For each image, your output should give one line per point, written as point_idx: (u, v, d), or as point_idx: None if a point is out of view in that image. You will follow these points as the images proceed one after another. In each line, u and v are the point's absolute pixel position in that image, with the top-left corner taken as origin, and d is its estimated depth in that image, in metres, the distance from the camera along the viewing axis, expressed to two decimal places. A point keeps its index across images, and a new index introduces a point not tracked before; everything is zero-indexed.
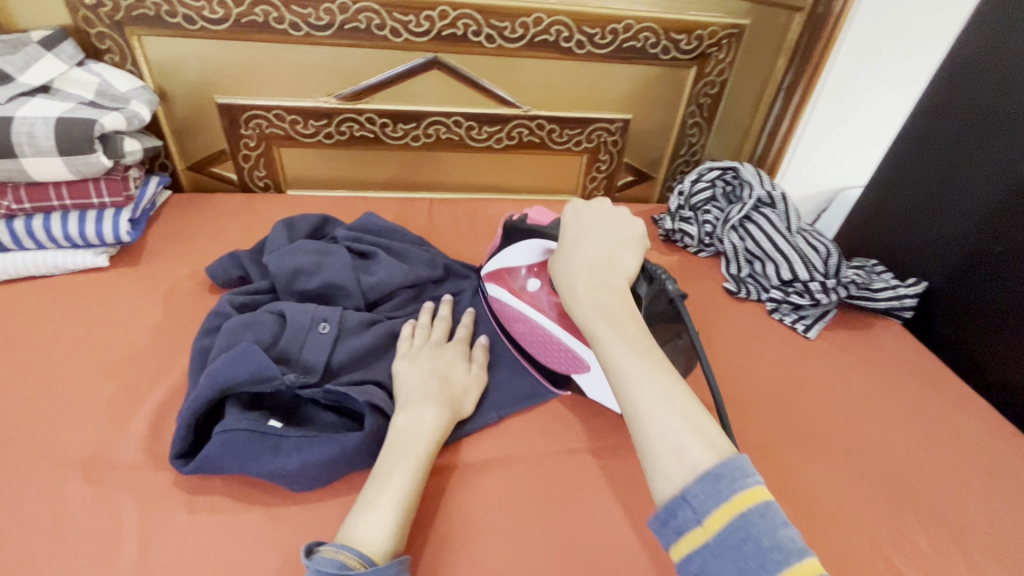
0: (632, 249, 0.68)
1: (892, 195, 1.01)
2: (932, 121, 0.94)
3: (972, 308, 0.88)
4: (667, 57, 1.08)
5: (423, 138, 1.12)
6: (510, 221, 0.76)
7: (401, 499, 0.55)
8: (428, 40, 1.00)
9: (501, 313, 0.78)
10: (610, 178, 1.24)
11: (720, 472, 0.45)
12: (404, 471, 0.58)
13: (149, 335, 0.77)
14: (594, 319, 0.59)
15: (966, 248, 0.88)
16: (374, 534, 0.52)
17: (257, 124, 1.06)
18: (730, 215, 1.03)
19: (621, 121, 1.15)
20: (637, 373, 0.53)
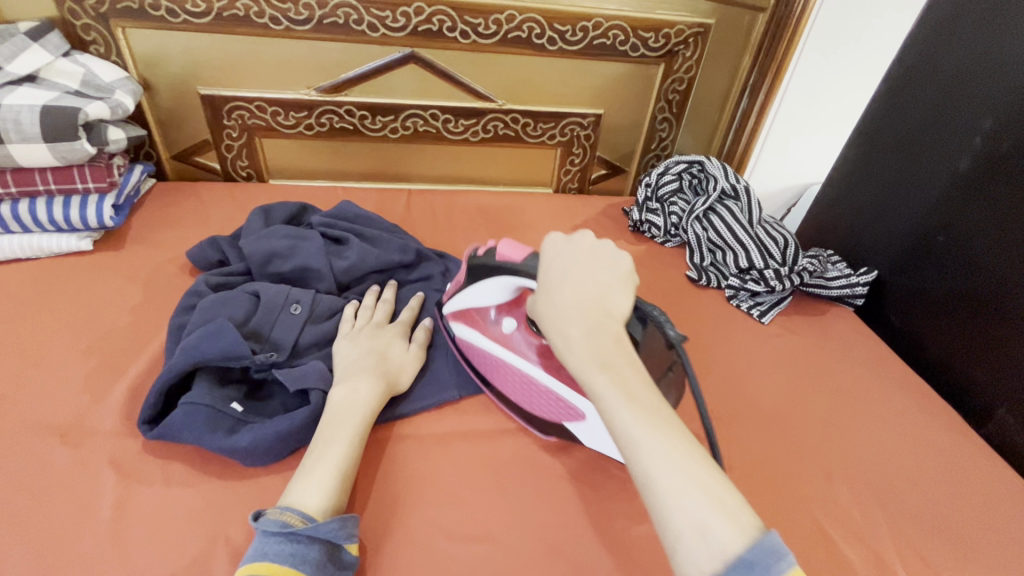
0: (624, 286, 0.60)
1: (854, 188, 1.05)
2: (895, 115, 0.96)
3: (923, 296, 0.92)
4: (636, 54, 1.11)
5: (402, 130, 1.15)
6: (474, 257, 0.70)
7: (339, 465, 0.59)
8: (404, 35, 1.03)
9: (478, 358, 0.75)
10: (584, 171, 1.28)
11: (753, 558, 0.42)
12: (340, 440, 0.61)
13: (130, 314, 0.80)
14: (593, 374, 0.52)
15: (922, 239, 0.92)
16: (313, 497, 0.56)
17: (240, 115, 1.09)
18: (694, 207, 1.08)
19: (594, 115, 1.19)
20: (646, 441, 0.48)
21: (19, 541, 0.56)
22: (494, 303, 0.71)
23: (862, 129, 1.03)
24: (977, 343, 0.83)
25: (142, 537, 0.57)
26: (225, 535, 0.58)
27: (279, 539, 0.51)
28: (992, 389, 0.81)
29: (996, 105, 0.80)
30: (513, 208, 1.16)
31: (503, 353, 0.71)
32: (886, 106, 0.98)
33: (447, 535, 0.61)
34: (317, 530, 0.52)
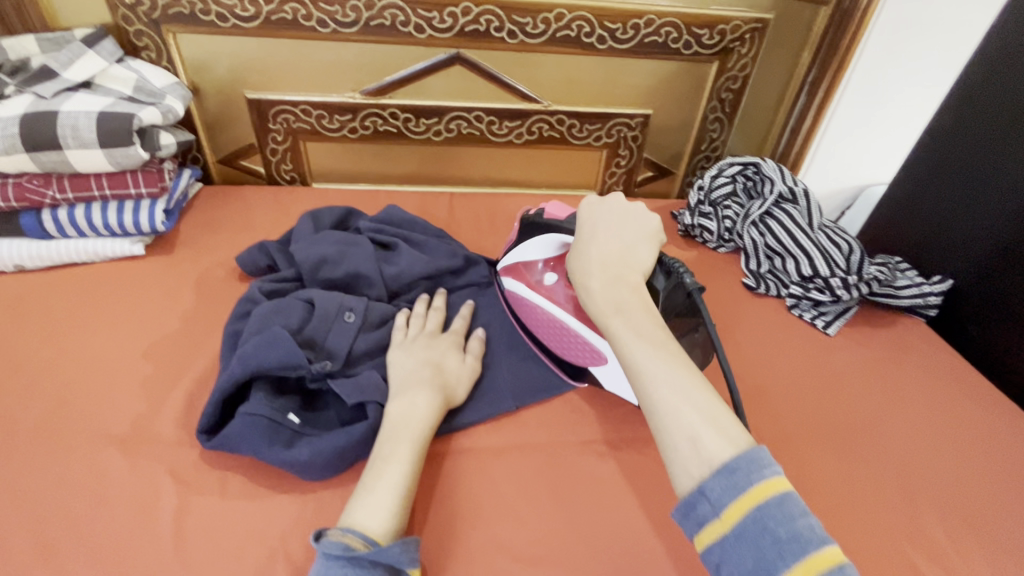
0: (649, 242, 0.68)
1: (921, 188, 0.99)
2: (966, 111, 0.91)
3: (1001, 304, 0.86)
4: (688, 52, 1.08)
5: (445, 133, 1.13)
6: (527, 215, 0.78)
7: (399, 483, 0.57)
8: (451, 36, 1.01)
9: (520, 307, 0.79)
10: (630, 173, 1.25)
11: (736, 465, 0.46)
12: (399, 456, 0.59)
13: (183, 320, 0.80)
14: (608, 318, 0.59)
15: (998, 242, 0.86)
16: (374, 517, 0.53)
17: (285, 119, 1.09)
18: (750, 211, 1.02)
19: (642, 116, 1.16)
20: (655, 369, 0.53)
21: (82, 552, 0.55)
22: (543, 256, 0.77)
23: (931, 127, 0.98)
24: None
25: (201, 551, 0.56)
26: (285, 551, 0.56)
27: (343, 563, 0.49)
28: None
29: None
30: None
31: (540, 298, 0.76)
32: (972, 87, 0.91)
33: (507, 555, 0.59)
34: (381, 553, 0.50)
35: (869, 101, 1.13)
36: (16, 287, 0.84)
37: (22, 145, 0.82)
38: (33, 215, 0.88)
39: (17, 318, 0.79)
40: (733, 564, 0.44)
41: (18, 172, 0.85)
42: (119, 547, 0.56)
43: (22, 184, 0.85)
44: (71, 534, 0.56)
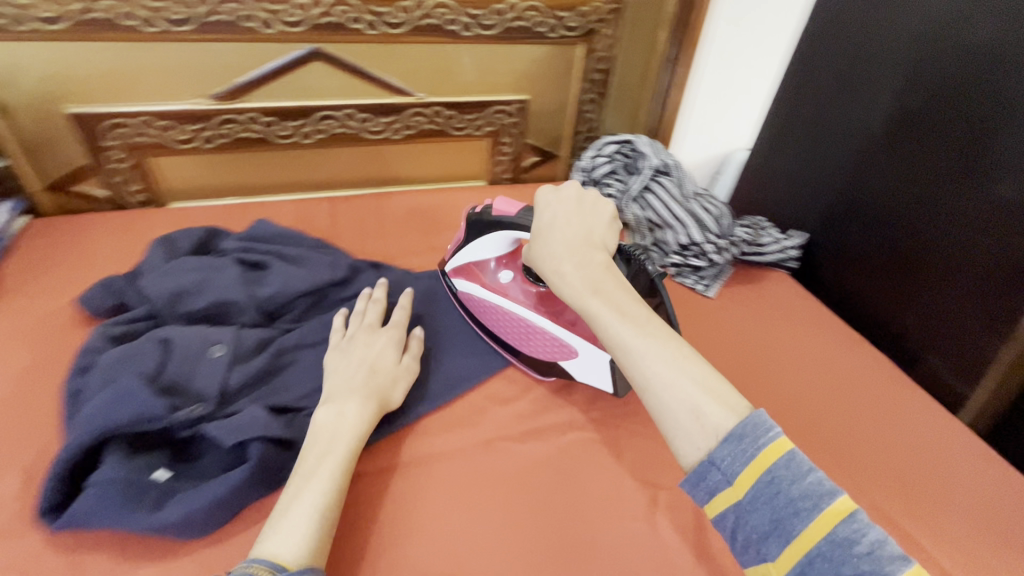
0: (611, 230, 0.67)
1: (777, 154, 1.08)
2: (808, 79, 0.99)
3: (852, 256, 0.97)
4: (555, 35, 1.08)
5: (314, 133, 1.05)
6: (471, 214, 0.76)
7: (321, 504, 0.54)
8: (303, 30, 0.94)
9: (474, 304, 0.81)
10: (516, 159, 1.24)
11: (742, 432, 0.46)
12: (331, 465, 0.57)
13: (14, 381, 0.69)
14: (587, 301, 0.58)
15: (843, 198, 0.96)
16: (288, 541, 0.50)
17: (122, 133, 0.96)
18: (630, 186, 1.03)
19: (518, 102, 1.15)
20: (642, 348, 0.53)
21: None
22: (493, 254, 0.79)
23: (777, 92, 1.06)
24: (904, 302, 0.89)
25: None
26: None
27: None
28: (926, 342, 0.87)
29: (896, 61, 0.85)
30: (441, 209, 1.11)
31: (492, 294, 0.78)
32: (806, 52, 0.99)
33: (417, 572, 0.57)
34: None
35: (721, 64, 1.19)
36: None
37: None
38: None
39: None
40: (749, 527, 0.46)
41: None
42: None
43: None
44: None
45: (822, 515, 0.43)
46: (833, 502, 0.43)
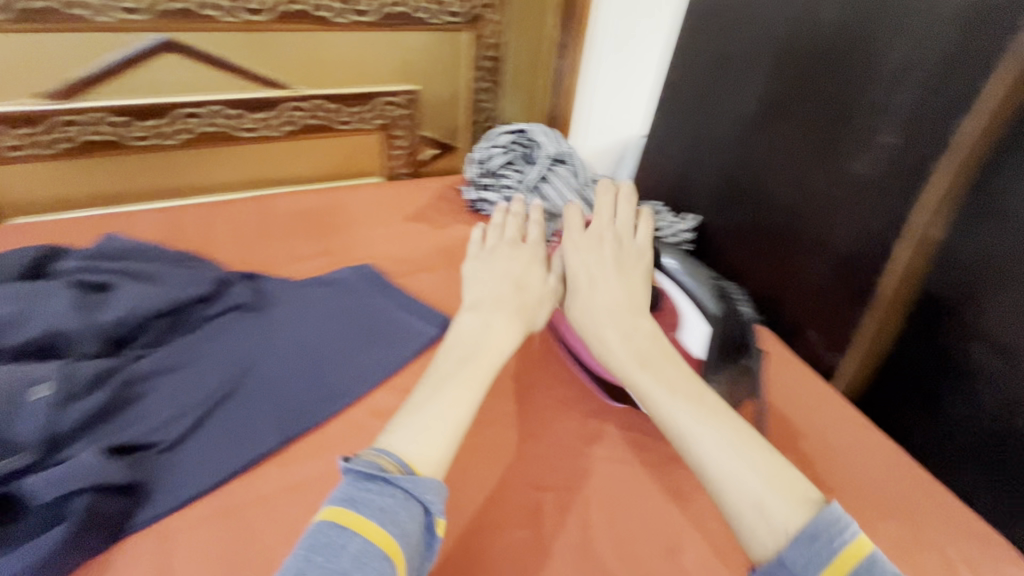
0: (642, 260, 0.93)
1: (671, 141, 1.35)
2: (681, 86, 1.29)
3: (734, 229, 1.22)
4: (443, 21, 1.49)
5: (269, 121, 1.44)
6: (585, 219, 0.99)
7: (732, 442, 0.66)
8: (268, 16, 1.31)
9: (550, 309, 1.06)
10: (411, 153, 1.66)
11: (816, 531, 0.56)
12: (699, 437, 0.67)
13: None
14: (636, 374, 0.76)
15: (729, 178, 1.21)
16: (711, 452, 0.66)
17: (79, 129, 1.29)
18: (526, 178, 1.36)
19: (409, 91, 1.56)
20: (699, 433, 0.68)
21: None
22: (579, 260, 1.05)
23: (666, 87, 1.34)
24: (783, 262, 1.12)
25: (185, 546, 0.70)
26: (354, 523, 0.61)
27: (375, 479, 0.60)
28: (794, 315, 1.13)
29: (770, 38, 1.08)
30: (339, 210, 1.36)
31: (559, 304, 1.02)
32: (678, 82, 1.30)
33: None
34: (781, 567, 0.57)
35: (615, 59, 1.62)
36: None
37: None
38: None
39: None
40: None
41: None
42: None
43: None
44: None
45: (836, 552, 0.55)
46: (843, 535, 0.56)
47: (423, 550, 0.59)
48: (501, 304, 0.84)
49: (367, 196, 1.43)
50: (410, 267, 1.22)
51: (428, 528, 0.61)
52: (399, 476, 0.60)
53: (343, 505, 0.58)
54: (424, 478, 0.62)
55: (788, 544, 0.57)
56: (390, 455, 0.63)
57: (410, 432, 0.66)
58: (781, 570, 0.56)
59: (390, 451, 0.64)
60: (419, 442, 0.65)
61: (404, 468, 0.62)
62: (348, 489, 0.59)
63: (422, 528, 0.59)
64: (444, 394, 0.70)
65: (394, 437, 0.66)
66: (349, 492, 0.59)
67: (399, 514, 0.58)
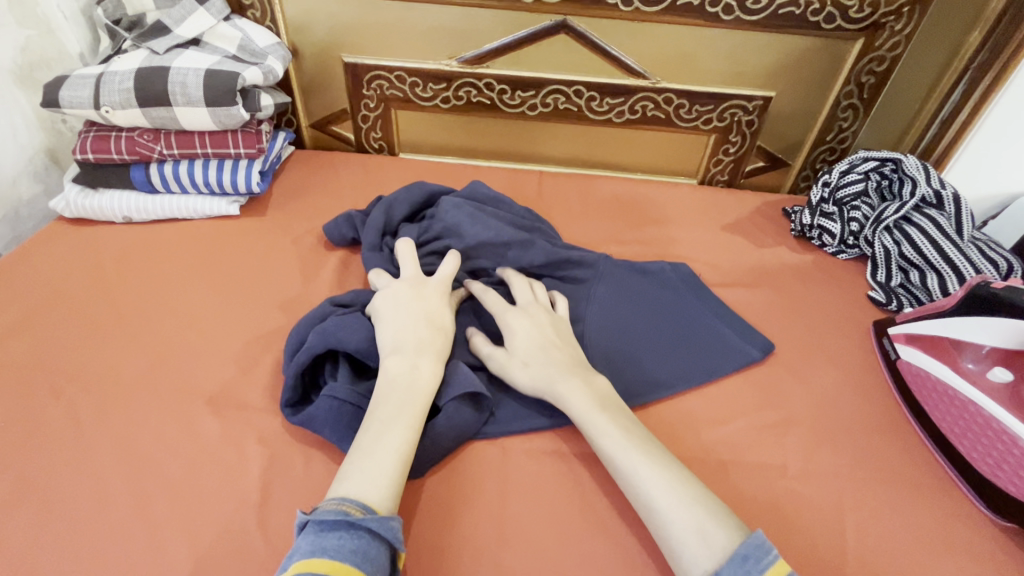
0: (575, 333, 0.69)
1: None
2: None
3: None
4: (830, 26, 0.92)
5: (541, 107, 1.06)
6: (984, 284, 0.63)
7: (671, 480, 0.51)
8: (559, 1, 0.93)
9: (924, 390, 0.66)
10: (738, 162, 1.10)
11: (746, 553, 0.44)
12: (636, 467, 0.52)
13: (278, 284, 0.80)
14: (598, 415, 0.57)
15: None
16: (680, 508, 0.49)
17: (379, 86, 1.06)
18: (884, 214, 0.90)
19: (762, 98, 1.01)
20: (655, 477, 0.52)
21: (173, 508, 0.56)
22: (997, 343, 0.63)
23: None
24: None
25: (285, 493, 0.57)
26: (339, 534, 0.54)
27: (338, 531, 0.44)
28: None
29: None
30: (657, 198, 1.05)
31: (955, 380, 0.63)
32: None
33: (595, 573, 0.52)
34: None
35: None
36: (119, 239, 0.87)
37: (137, 100, 0.84)
38: (109, 171, 0.90)
39: (37, 279, 0.79)
40: None
41: (130, 127, 0.88)
42: (115, 521, 0.55)
43: (98, 135, 0.87)
44: (42, 515, 0.55)
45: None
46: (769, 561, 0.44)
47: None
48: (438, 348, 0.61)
49: (684, 187, 1.08)
50: (709, 279, 0.87)
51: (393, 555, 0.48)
52: (372, 515, 0.46)
53: (324, 557, 0.43)
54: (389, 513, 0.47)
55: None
56: (352, 499, 0.47)
57: (362, 461, 0.50)
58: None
59: (351, 495, 0.47)
60: (383, 481, 0.49)
61: (373, 507, 0.46)
62: (311, 544, 0.44)
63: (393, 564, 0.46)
64: (383, 434, 0.52)
65: (344, 476, 0.49)
66: (318, 545, 0.44)
67: (371, 552, 0.44)
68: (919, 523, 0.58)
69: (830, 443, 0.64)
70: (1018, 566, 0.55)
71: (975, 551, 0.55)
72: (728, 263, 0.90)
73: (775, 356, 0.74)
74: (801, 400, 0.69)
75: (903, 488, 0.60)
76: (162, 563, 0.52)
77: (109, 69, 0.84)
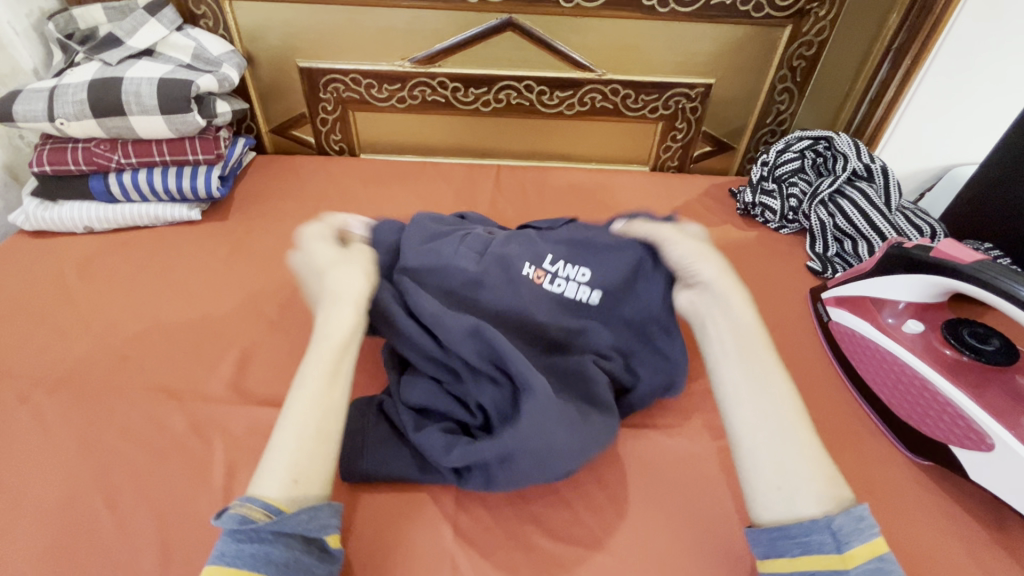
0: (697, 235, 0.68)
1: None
2: None
3: None
4: (759, 15, 0.97)
5: (494, 103, 1.10)
6: (896, 247, 0.68)
7: (802, 447, 0.49)
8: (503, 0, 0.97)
9: (855, 349, 0.70)
10: (686, 148, 1.15)
11: (860, 514, 0.45)
12: (770, 408, 0.51)
13: (240, 284, 0.83)
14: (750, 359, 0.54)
15: None
16: (803, 479, 0.48)
17: (335, 89, 1.09)
18: (819, 189, 0.96)
19: (703, 86, 1.06)
20: (771, 422, 0.51)
21: (140, 497, 0.58)
22: (911, 298, 0.67)
23: None
24: None
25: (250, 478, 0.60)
26: None
27: (239, 536, 0.45)
28: None
29: None
30: (610, 185, 1.09)
31: (881, 336, 0.67)
32: None
33: (546, 530, 0.56)
34: (805, 533, 0.45)
35: (976, 39, 0.97)
36: (80, 250, 0.88)
37: (90, 111, 0.85)
38: (67, 182, 0.91)
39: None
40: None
41: (87, 138, 0.89)
42: (84, 513, 0.57)
43: (54, 148, 0.88)
44: (9, 512, 0.57)
45: (867, 543, 0.45)
46: (879, 534, 0.45)
47: (322, 569, 0.47)
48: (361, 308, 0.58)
49: (635, 174, 1.13)
50: None
51: (316, 545, 0.48)
52: (268, 521, 0.45)
53: (220, 563, 0.44)
54: (291, 512, 0.46)
55: (824, 518, 0.46)
56: (253, 500, 0.46)
57: (279, 453, 0.49)
58: (785, 536, 0.46)
59: (253, 496, 0.47)
60: (288, 476, 0.48)
61: (272, 509, 0.46)
62: (222, 550, 0.45)
63: (308, 557, 0.46)
64: (295, 404, 0.52)
65: (256, 476, 0.48)
66: (222, 550, 0.45)
67: (274, 554, 0.45)
68: (845, 468, 0.62)
69: None
70: (930, 497, 0.60)
71: (892, 486, 0.61)
72: None
73: None
74: None
75: (833, 438, 0.65)
76: (131, 548, 0.54)
77: (63, 82, 0.86)
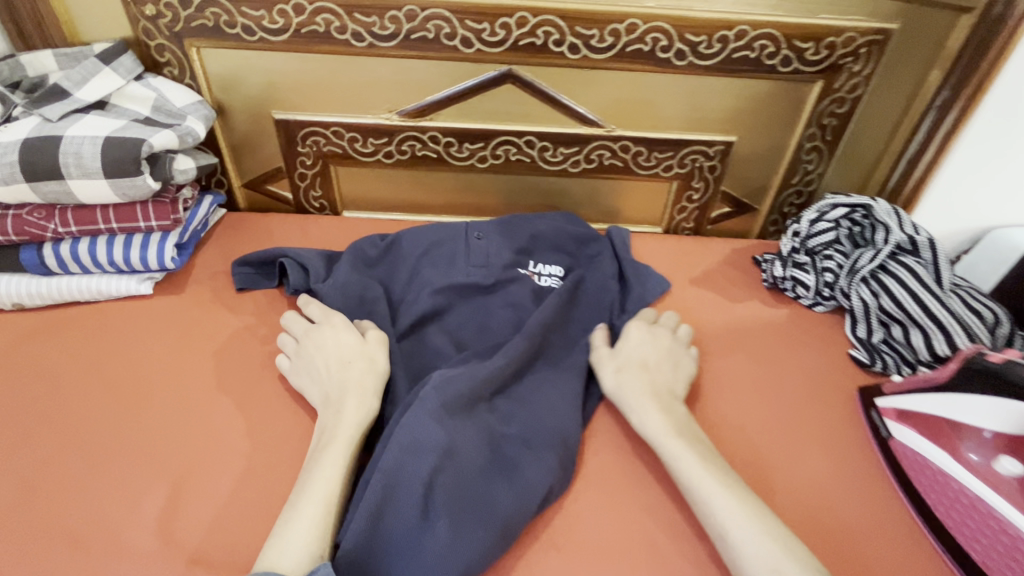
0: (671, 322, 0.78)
1: None
2: None
3: None
4: (787, 69, 0.87)
5: (491, 159, 0.99)
6: (972, 356, 0.58)
7: (764, 537, 0.52)
8: (502, 50, 0.87)
9: (930, 483, 0.60)
10: (703, 209, 1.04)
11: None
12: (718, 501, 0.55)
13: (186, 379, 0.70)
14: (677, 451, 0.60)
15: None
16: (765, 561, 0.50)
17: (315, 142, 0.98)
18: (858, 264, 0.83)
19: (723, 144, 0.96)
20: (729, 515, 0.54)
21: None
22: (998, 429, 0.57)
23: None
24: None
25: None
26: None
27: None
28: None
29: None
30: None
31: (975, 482, 0.57)
32: None
33: None
34: None
35: None
36: (7, 332, 0.76)
37: (22, 174, 0.73)
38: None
39: None
40: None
41: (19, 203, 0.77)
42: None
43: None
44: None
45: None
46: None
47: None
48: (370, 395, 0.64)
49: (647, 237, 1.01)
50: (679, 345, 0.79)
51: None
52: None
53: None
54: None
55: None
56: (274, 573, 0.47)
57: (295, 526, 0.52)
58: None
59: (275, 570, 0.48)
60: (312, 551, 0.50)
61: None
62: None
63: None
64: (307, 483, 0.55)
65: (267, 553, 0.50)
66: None
67: None
68: None
69: (821, 552, 0.56)
70: None
71: None
72: (698, 325, 0.83)
73: (753, 440, 0.67)
74: (784, 494, 0.61)
75: None
76: None
77: None
